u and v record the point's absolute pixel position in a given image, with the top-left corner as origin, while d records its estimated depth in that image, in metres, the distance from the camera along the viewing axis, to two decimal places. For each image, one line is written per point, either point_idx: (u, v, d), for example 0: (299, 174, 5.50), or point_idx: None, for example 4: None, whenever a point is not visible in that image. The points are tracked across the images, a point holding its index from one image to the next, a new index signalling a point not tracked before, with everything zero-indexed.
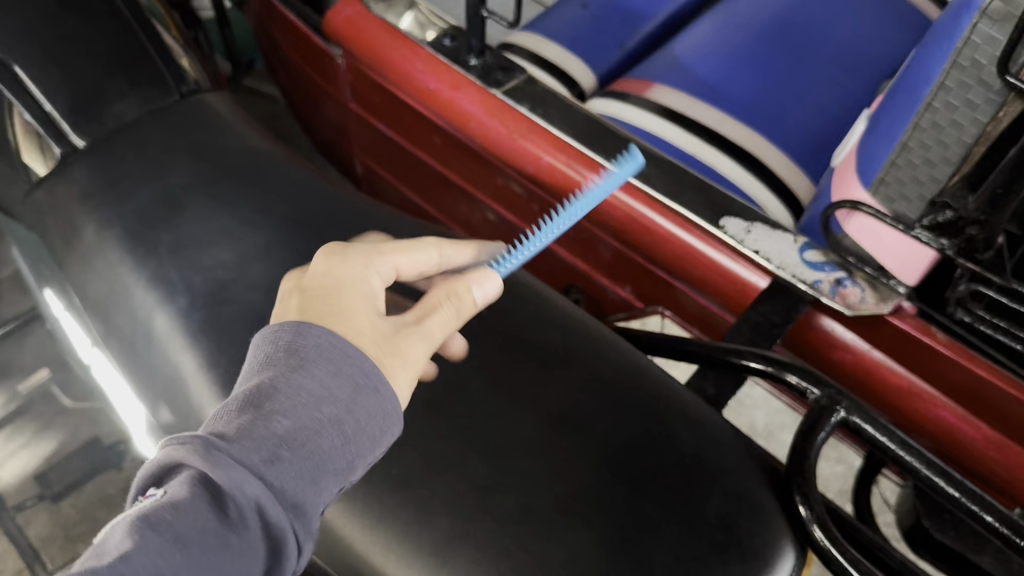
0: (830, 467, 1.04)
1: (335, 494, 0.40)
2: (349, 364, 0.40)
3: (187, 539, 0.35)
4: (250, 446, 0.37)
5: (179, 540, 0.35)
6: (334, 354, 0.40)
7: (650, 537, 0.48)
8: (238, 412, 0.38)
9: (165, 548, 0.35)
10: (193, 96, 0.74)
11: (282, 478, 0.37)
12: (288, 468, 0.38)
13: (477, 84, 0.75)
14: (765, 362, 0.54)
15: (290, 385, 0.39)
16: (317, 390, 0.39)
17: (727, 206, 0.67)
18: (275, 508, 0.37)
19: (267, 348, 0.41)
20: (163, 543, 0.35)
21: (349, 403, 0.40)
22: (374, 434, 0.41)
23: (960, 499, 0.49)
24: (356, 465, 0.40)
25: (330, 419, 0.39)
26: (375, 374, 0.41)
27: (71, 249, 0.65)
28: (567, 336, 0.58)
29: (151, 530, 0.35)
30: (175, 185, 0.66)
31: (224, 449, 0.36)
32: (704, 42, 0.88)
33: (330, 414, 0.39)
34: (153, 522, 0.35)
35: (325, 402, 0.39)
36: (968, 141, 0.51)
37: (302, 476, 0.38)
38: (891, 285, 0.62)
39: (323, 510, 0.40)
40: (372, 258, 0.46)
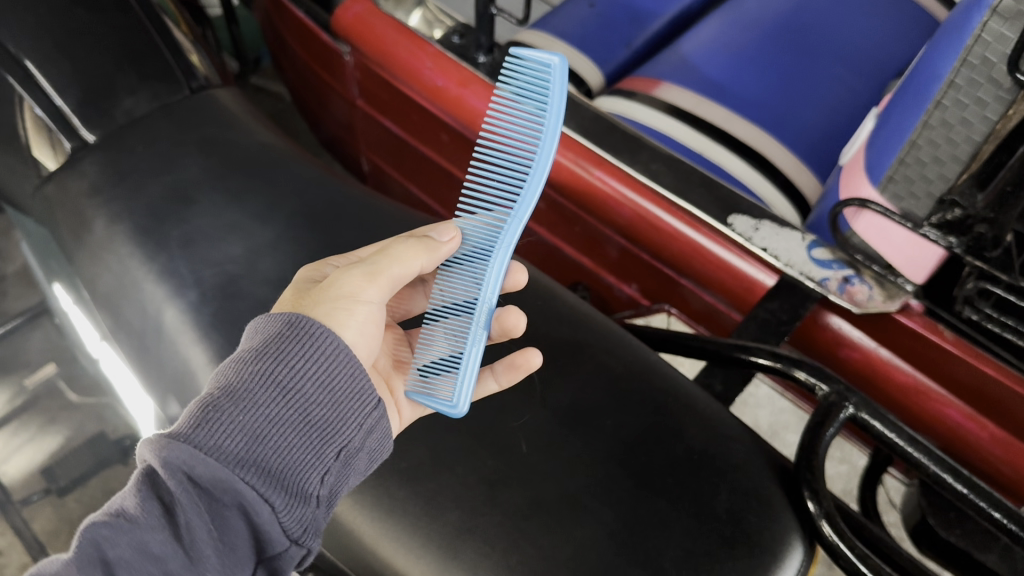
0: (834, 467, 1.04)
1: (310, 456, 0.43)
2: (278, 326, 0.43)
3: (132, 513, 0.38)
4: (183, 419, 0.40)
5: (121, 516, 0.38)
6: (277, 326, 0.43)
7: (658, 532, 0.48)
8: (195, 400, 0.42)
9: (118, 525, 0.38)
10: (202, 92, 0.74)
11: (235, 444, 0.40)
12: (225, 423, 0.40)
13: (483, 80, 0.75)
14: (773, 359, 0.54)
15: (236, 363, 0.42)
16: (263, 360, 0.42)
17: (735, 204, 0.67)
18: (223, 465, 0.39)
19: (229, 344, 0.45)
20: (114, 521, 0.38)
21: (280, 354, 0.42)
22: (332, 392, 0.43)
23: (968, 496, 0.49)
24: (323, 425, 0.43)
25: (262, 372, 0.42)
26: (303, 325, 0.43)
27: (81, 243, 0.65)
28: (577, 331, 0.58)
29: (105, 515, 0.38)
30: (184, 180, 0.66)
31: (162, 430, 0.40)
32: (712, 42, 0.88)
33: (261, 369, 0.42)
34: (109, 510, 0.39)
35: (252, 362, 0.42)
36: (978, 139, 0.52)
37: (240, 430, 0.40)
38: (898, 283, 0.63)
39: (299, 473, 0.42)
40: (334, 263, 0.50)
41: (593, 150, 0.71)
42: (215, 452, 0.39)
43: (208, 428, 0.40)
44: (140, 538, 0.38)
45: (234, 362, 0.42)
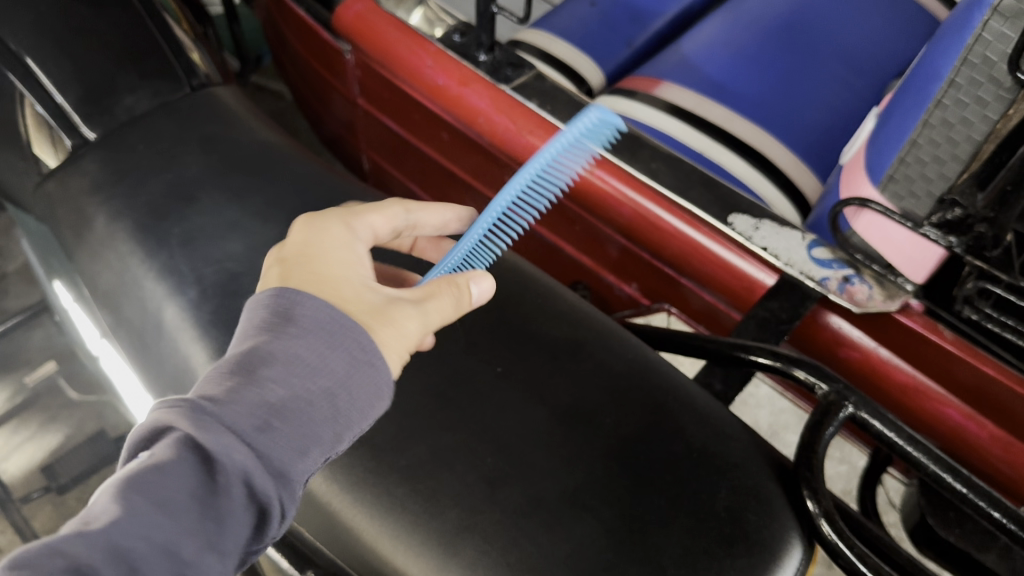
0: (834, 467, 1.04)
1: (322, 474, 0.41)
2: (347, 338, 0.42)
3: (171, 499, 0.36)
4: (241, 410, 0.38)
5: (158, 500, 0.35)
6: (336, 330, 0.42)
7: (657, 530, 0.48)
8: (228, 376, 0.39)
9: (150, 510, 0.35)
10: (203, 90, 0.74)
11: (273, 448, 0.38)
12: (275, 428, 0.39)
13: (483, 78, 0.75)
14: (773, 358, 0.54)
15: (288, 357, 0.40)
16: (318, 367, 0.41)
17: (735, 203, 0.67)
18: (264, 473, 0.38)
19: (262, 311, 0.42)
20: (147, 504, 0.35)
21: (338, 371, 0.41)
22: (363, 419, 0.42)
23: (967, 495, 0.49)
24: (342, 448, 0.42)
25: (316, 385, 0.40)
26: (369, 348, 0.42)
27: (81, 241, 0.65)
28: (577, 330, 0.58)
29: (135, 493, 0.35)
30: (185, 178, 0.66)
31: (218, 413, 0.37)
32: (712, 41, 0.88)
33: (315, 381, 0.40)
34: (137, 485, 0.35)
35: (319, 375, 0.41)
36: (978, 138, 0.52)
37: (291, 444, 0.39)
38: (898, 282, 0.62)
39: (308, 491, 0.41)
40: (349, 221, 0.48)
41: None
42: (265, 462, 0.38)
43: (269, 438, 0.38)
44: (169, 533, 0.35)
45: (297, 361, 0.40)
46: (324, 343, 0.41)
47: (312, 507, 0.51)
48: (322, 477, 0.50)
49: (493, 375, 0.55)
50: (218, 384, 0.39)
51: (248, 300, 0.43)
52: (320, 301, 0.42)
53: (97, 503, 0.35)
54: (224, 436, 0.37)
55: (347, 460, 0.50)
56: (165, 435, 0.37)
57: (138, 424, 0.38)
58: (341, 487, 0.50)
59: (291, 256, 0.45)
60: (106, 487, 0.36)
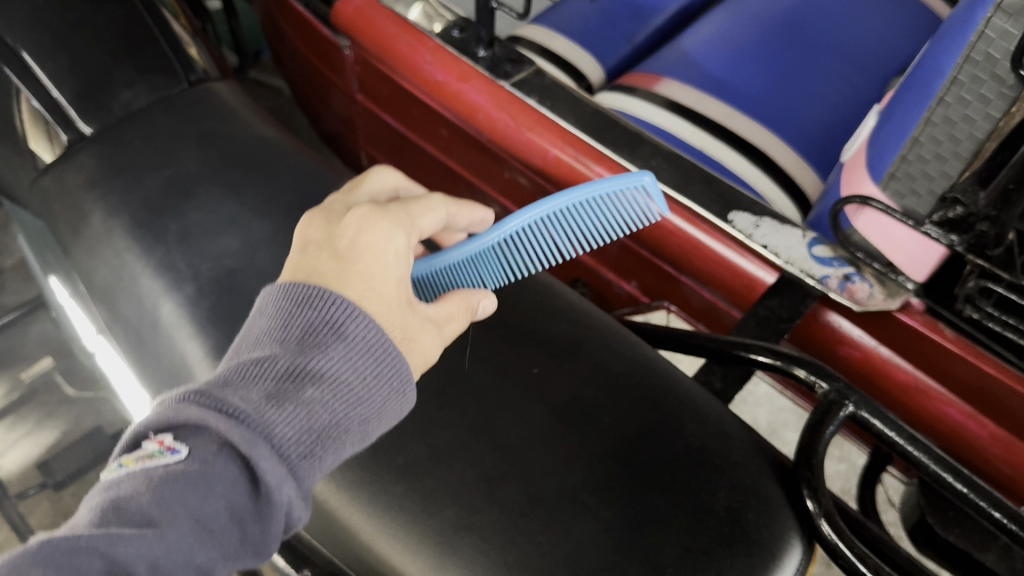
0: (833, 466, 1.04)
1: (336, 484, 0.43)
2: (392, 367, 0.43)
3: (212, 518, 0.37)
4: (291, 437, 0.39)
5: (199, 517, 0.37)
6: (380, 355, 0.42)
7: (657, 529, 0.48)
8: (277, 388, 0.40)
9: (190, 527, 0.36)
10: (201, 85, 0.74)
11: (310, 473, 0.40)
12: (316, 457, 0.40)
13: (483, 74, 0.75)
14: (773, 356, 0.54)
15: (335, 381, 0.41)
16: (359, 393, 0.42)
17: (736, 201, 0.66)
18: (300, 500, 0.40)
19: (311, 315, 0.42)
20: (188, 521, 0.36)
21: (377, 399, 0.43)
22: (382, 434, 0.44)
23: (967, 495, 0.49)
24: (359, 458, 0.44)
25: (357, 413, 0.42)
26: (406, 378, 0.44)
27: (78, 236, 0.65)
28: (576, 328, 0.58)
29: (179, 506, 0.36)
30: (182, 174, 0.66)
31: (273, 441, 0.38)
32: (713, 37, 0.88)
33: (357, 408, 0.42)
34: (180, 496, 0.37)
35: (360, 403, 0.42)
36: (980, 136, 0.52)
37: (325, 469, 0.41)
38: (899, 281, 0.62)
39: None
40: (405, 218, 0.47)
41: (593, 147, 0.70)
42: (301, 487, 0.40)
43: (311, 467, 0.40)
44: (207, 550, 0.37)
45: (341, 385, 0.41)
46: (368, 369, 0.42)
47: (309, 506, 0.50)
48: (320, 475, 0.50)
49: (492, 373, 0.55)
50: (266, 396, 0.39)
51: (292, 286, 0.43)
52: (373, 324, 0.43)
53: (137, 502, 0.36)
54: (274, 466, 0.38)
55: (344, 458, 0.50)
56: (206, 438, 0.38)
57: (175, 409, 0.38)
58: (338, 485, 0.49)
59: (345, 253, 0.44)
60: (145, 484, 0.37)
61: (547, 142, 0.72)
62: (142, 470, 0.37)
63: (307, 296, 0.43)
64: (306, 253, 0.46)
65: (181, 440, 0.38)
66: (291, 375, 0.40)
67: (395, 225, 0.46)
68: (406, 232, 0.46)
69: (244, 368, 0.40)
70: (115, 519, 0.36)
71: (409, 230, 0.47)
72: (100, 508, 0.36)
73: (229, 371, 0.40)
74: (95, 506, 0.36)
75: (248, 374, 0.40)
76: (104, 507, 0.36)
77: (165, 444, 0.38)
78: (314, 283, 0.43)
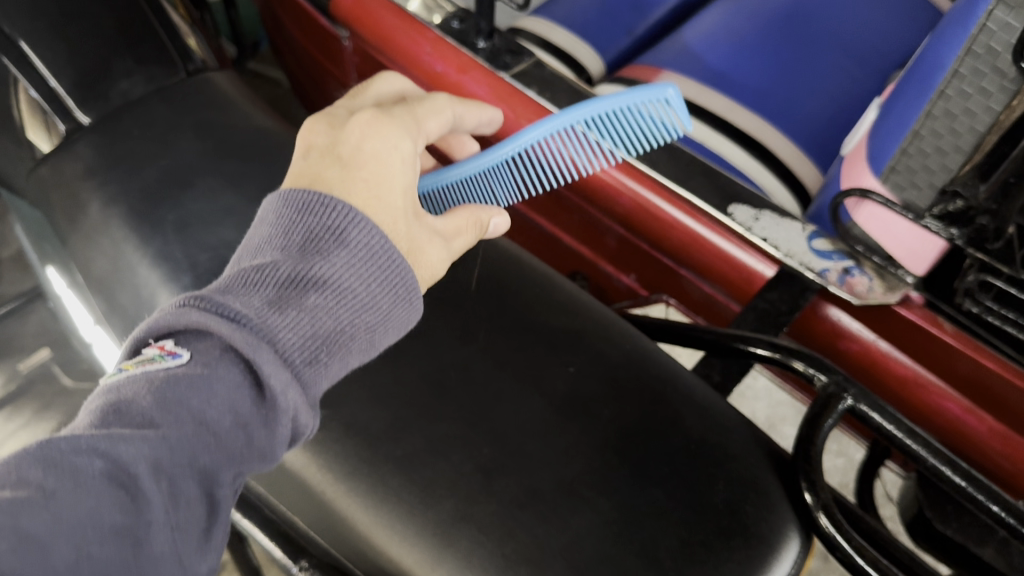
0: (831, 460, 1.04)
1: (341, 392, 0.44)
2: (392, 273, 0.44)
3: (214, 421, 0.38)
4: (296, 343, 0.40)
5: (202, 420, 0.38)
6: (380, 260, 0.44)
7: (654, 521, 0.48)
8: (279, 292, 0.41)
9: (192, 429, 0.37)
10: (199, 75, 0.73)
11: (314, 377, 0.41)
12: (319, 360, 0.41)
13: (483, 66, 0.75)
14: (772, 349, 0.54)
15: (336, 286, 0.42)
16: (361, 296, 0.43)
17: (736, 193, 0.66)
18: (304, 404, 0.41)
19: (311, 223, 0.43)
20: (190, 423, 0.37)
21: (378, 304, 0.44)
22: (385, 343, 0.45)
23: (965, 488, 0.49)
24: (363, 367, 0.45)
25: (359, 318, 0.43)
26: (408, 285, 0.45)
27: (75, 226, 0.64)
28: (575, 320, 0.58)
29: (179, 408, 0.37)
30: (181, 164, 0.66)
31: (274, 342, 0.39)
32: (714, 30, 0.87)
33: (359, 313, 0.43)
34: (180, 398, 0.37)
35: (362, 309, 0.43)
36: (981, 129, 0.51)
37: (328, 374, 0.42)
38: (899, 275, 0.62)
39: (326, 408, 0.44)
40: (411, 125, 0.49)
41: None
42: (307, 394, 0.41)
43: (316, 372, 0.41)
44: (212, 451, 0.38)
45: (344, 292, 0.42)
46: (369, 275, 0.43)
47: (306, 497, 0.50)
48: (317, 466, 0.50)
49: (491, 365, 0.55)
50: (268, 300, 0.40)
51: (290, 196, 0.44)
52: (374, 231, 0.44)
53: (139, 405, 0.37)
54: (278, 369, 0.39)
55: (341, 449, 0.50)
56: (207, 341, 0.39)
57: (175, 313, 0.39)
58: (335, 476, 0.49)
59: (349, 159, 0.46)
60: (145, 385, 0.38)
61: None
62: (143, 374, 0.38)
63: (307, 203, 0.44)
64: (309, 159, 0.47)
65: (184, 344, 0.39)
66: (294, 282, 0.41)
67: (401, 131, 0.48)
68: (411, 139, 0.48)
69: (245, 274, 0.41)
70: (116, 421, 0.36)
71: (417, 135, 0.50)
72: (101, 410, 0.37)
73: (230, 278, 0.41)
74: (96, 408, 0.37)
75: (248, 280, 0.41)
76: (105, 409, 0.37)
77: (166, 349, 0.39)
78: (316, 190, 0.45)
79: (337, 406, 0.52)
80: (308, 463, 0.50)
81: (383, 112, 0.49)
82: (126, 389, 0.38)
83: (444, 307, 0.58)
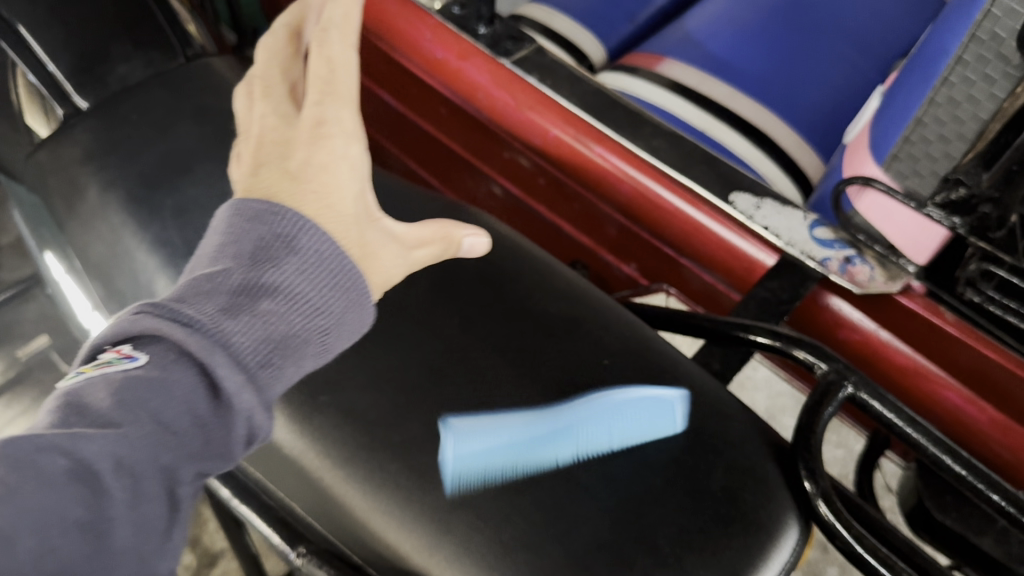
0: (830, 451, 1.04)
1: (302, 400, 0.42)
2: (349, 277, 0.42)
3: (171, 424, 0.36)
4: (249, 347, 0.38)
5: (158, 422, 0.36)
6: (336, 264, 0.42)
7: (652, 508, 0.47)
8: (233, 297, 0.39)
9: (150, 430, 0.36)
10: (198, 60, 0.73)
11: (270, 381, 0.39)
12: (275, 364, 0.39)
13: (484, 52, 0.74)
14: (772, 337, 0.53)
15: (291, 290, 0.40)
16: (317, 301, 0.41)
17: (737, 181, 0.66)
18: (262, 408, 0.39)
19: (264, 229, 0.41)
20: (147, 425, 0.36)
21: (336, 308, 0.42)
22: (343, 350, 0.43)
23: (965, 478, 0.48)
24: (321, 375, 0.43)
25: (314, 324, 0.41)
26: (364, 289, 0.43)
27: (73, 212, 0.64)
28: (574, 308, 0.57)
29: (135, 410, 0.35)
30: (179, 148, 0.65)
31: (228, 344, 0.38)
32: (717, 17, 0.87)
33: (314, 318, 0.41)
34: (135, 400, 0.36)
35: (318, 313, 0.41)
36: (985, 117, 0.51)
37: (285, 379, 0.40)
38: (900, 264, 0.62)
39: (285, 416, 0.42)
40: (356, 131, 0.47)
41: (595, 126, 0.70)
42: (262, 396, 0.39)
43: (271, 376, 0.39)
44: (170, 454, 0.36)
45: (298, 296, 0.41)
46: (325, 279, 0.41)
47: (305, 483, 0.50)
48: (316, 452, 0.50)
49: (490, 352, 0.54)
50: (222, 304, 0.39)
51: (242, 204, 0.43)
52: (327, 237, 0.42)
53: (97, 406, 0.35)
54: (232, 372, 0.37)
55: (340, 435, 0.50)
56: (160, 345, 0.37)
57: (129, 318, 0.38)
58: (334, 462, 0.49)
59: (297, 172, 0.45)
60: (100, 387, 0.36)
61: (547, 121, 0.72)
62: (99, 376, 0.37)
63: (260, 211, 0.42)
64: (258, 176, 0.45)
65: (140, 348, 0.37)
66: (246, 289, 0.40)
67: (346, 135, 0.47)
68: (357, 109, 0.48)
69: (198, 279, 0.40)
70: (76, 421, 0.35)
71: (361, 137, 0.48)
72: (58, 411, 0.35)
73: (183, 287, 0.40)
74: (53, 410, 0.36)
75: (201, 286, 0.39)
76: (63, 409, 0.35)
77: (122, 353, 0.37)
78: (271, 199, 0.43)
79: (334, 392, 0.52)
80: (307, 448, 0.50)
81: (325, 119, 0.47)
82: (83, 390, 0.36)
83: (443, 293, 0.57)
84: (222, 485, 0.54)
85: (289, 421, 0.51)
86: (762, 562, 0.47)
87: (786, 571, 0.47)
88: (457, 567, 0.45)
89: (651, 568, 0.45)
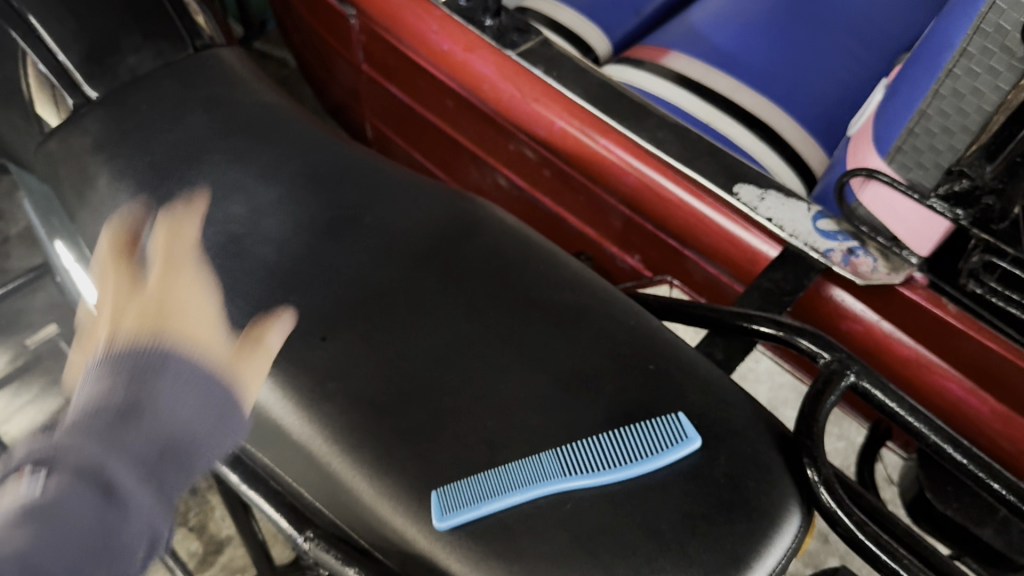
0: (831, 443, 1.06)
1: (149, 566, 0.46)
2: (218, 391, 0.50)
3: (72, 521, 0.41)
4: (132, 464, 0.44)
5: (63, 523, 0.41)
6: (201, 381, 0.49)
7: (655, 493, 0.47)
8: (99, 434, 0.44)
9: (48, 552, 0.41)
10: (206, 51, 0.74)
11: (154, 521, 0.45)
12: (155, 492, 0.45)
13: (490, 44, 0.75)
14: (776, 327, 0.54)
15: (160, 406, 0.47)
16: (190, 413, 0.48)
17: (741, 173, 0.67)
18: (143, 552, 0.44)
19: (122, 371, 0.48)
20: (42, 540, 0.41)
21: (213, 420, 0.49)
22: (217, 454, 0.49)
23: (966, 466, 0.49)
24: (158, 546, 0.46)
25: (203, 432, 0.48)
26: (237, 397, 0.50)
27: (83, 201, 0.65)
28: (580, 297, 0.58)
29: (36, 525, 0.41)
30: (189, 138, 0.66)
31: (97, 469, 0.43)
32: (722, 11, 0.88)
33: (202, 430, 0.48)
34: (37, 516, 0.41)
35: (199, 415, 0.48)
36: (989, 109, 0.52)
37: (163, 504, 0.46)
38: (903, 255, 0.62)
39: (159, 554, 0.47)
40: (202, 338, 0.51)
41: (599, 118, 0.71)
42: (159, 499, 0.45)
43: (149, 492, 0.45)
44: (66, 557, 0.41)
45: (176, 420, 0.47)
46: (200, 400, 0.49)
47: (312, 469, 0.51)
48: (323, 438, 0.51)
49: (495, 340, 0.55)
50: (94, 451, 0.44)
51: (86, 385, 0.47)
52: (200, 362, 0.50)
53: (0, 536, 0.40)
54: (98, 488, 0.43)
55: (347, 421, 0.51)
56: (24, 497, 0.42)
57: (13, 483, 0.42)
58: (342, 448, 0.50)
59: (168, 310, 0.52)
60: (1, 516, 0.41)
61: (552, 113, 0.73)
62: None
63: (135, 359, 0.49)
64: (125, 318, 0.51)
65: (38, 470, 0.42)
66: (120, 420, 0.45)
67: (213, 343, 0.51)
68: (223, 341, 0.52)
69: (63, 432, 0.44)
70: None
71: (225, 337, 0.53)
72: None
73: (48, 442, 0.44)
74: None
75: (75, 429, 0.44)
76: None
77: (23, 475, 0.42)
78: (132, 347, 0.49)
79: (341, 380, 0.53)
80: (315, 436, 0.51)
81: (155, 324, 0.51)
82: None
83: (449, 283, 0.58)
84: (232, 470, 0.54)
85: (298, 409, 0.52)
86: (765, 550, 0.46)
87: (788, 558, 0.46)
88: (463, 550, 0.45)
89: (654, 554, 0.45)
